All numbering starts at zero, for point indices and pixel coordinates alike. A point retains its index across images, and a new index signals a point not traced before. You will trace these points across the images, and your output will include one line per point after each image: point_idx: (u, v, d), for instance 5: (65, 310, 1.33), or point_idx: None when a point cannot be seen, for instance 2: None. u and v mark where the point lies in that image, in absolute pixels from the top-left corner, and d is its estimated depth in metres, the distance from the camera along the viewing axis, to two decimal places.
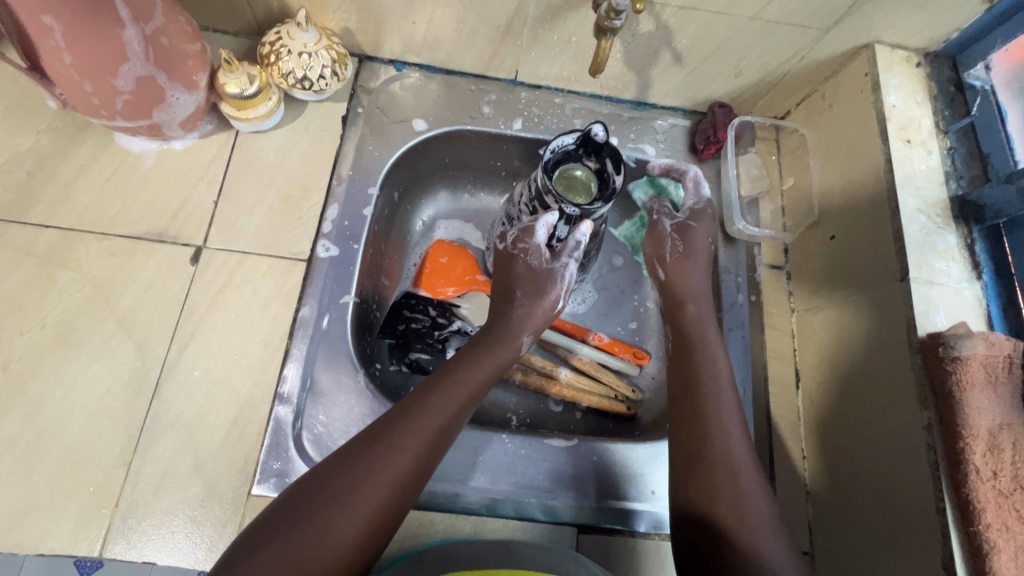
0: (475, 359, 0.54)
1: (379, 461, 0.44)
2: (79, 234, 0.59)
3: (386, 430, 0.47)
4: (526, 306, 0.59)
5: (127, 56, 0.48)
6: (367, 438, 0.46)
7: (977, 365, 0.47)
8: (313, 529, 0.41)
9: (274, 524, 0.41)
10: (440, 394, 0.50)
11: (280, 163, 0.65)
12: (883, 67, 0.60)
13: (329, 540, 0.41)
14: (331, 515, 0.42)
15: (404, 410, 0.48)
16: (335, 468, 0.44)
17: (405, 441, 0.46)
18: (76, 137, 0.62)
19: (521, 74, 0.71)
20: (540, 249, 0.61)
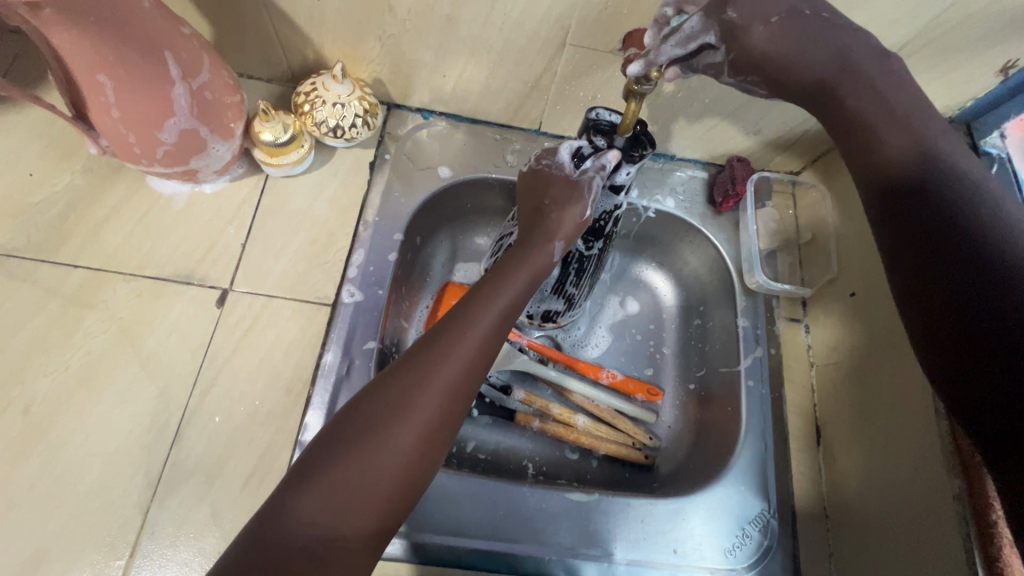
0: (509, 269, 0.48)
1: (420, 382, 0.41)
2: (108, 275, 0.59)
3: (427, 346, 0.43)
4: (560, 211, 0.50)
5: (173, 111, 0.52)
6: (408, 359, 0.42)
7: None
8: (372, 442, 0.39)
9: (328, 446, 0.39)
10: (481, 303, 0.45)
11: (308, 209, 0.66)
12: None
13: (384, 464, 0.39)
14: (381, 436, 0.39)
15: (444, 322, 0.44)
16: (379, 392, 0.41)
17: (449, 359, 0.42)
18: (110, 178, 0.63)
19: (545, 125, 0.73)
20: (564, 165, 0.52)
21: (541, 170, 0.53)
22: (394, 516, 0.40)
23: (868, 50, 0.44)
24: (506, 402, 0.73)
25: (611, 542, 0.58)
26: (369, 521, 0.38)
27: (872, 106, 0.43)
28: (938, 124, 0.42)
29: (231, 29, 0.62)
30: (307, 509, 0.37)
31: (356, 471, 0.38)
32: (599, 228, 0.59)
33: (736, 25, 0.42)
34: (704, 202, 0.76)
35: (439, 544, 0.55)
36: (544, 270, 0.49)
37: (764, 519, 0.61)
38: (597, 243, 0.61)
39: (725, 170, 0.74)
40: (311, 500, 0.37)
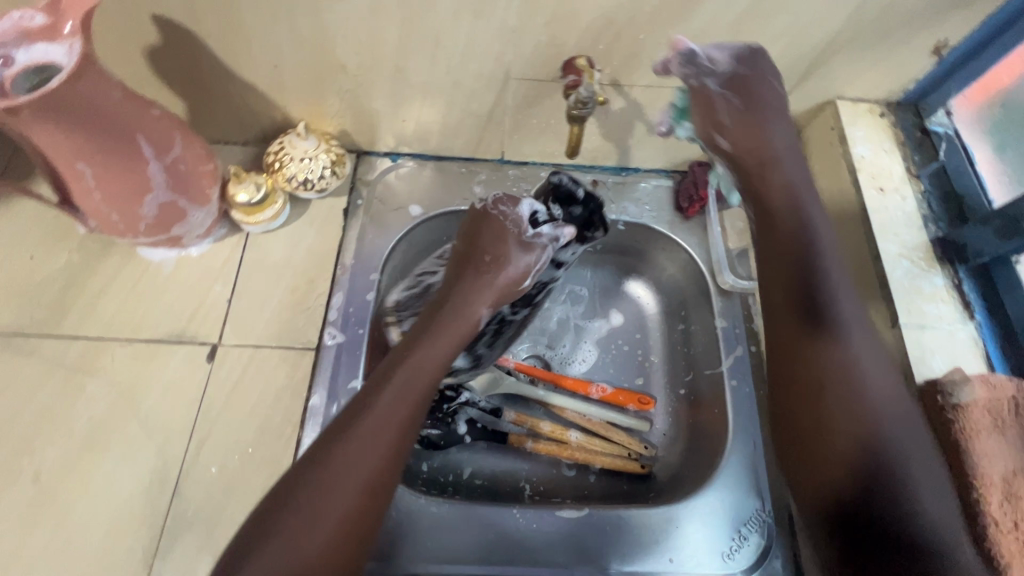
0: (432, 338, 0.51)
1: (342, 451, 0.44)
2: (106, 342, 0.63)
3: (349, 419, 0.46)
4: (482, 278, 0.54)
5: (150, 185, 0.56)
6: (332, 431, 0.46)
7: (979, 410, 0.47)
8: (302, 525, 0.42)
9: (264, 522, 0.42)
10: (402, 369, 0.49)
11: (288, 259, 0.70)
12: (847, 121, 0.63)
13: (316, 531, 0.42)
14: (311, 508, 0.42)
15: (364, 394, 0.47)
16: (308, 463, 0.44)
17: (369, 426, 0.45)
18: (105, 252, 0.68)
19: (507, 154, 0.76)
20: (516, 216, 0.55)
21: (491, 216, 0.56)
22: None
23: (790, 142, 0.54)
24: (498, 425, 0.74)
25: (605, 556, 0.58)
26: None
27: (785, 194, 0.52)
28: (806, 189, 0.53)
29: (203, 102, 0.67)
30: None
31: (289, 541, 0.41)
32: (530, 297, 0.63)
33: (734, 74, 0.53)
34: (671, 210, 0.77)
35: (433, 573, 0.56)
36: (469, 334, 0.53)
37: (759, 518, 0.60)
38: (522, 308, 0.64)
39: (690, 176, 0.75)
40: None
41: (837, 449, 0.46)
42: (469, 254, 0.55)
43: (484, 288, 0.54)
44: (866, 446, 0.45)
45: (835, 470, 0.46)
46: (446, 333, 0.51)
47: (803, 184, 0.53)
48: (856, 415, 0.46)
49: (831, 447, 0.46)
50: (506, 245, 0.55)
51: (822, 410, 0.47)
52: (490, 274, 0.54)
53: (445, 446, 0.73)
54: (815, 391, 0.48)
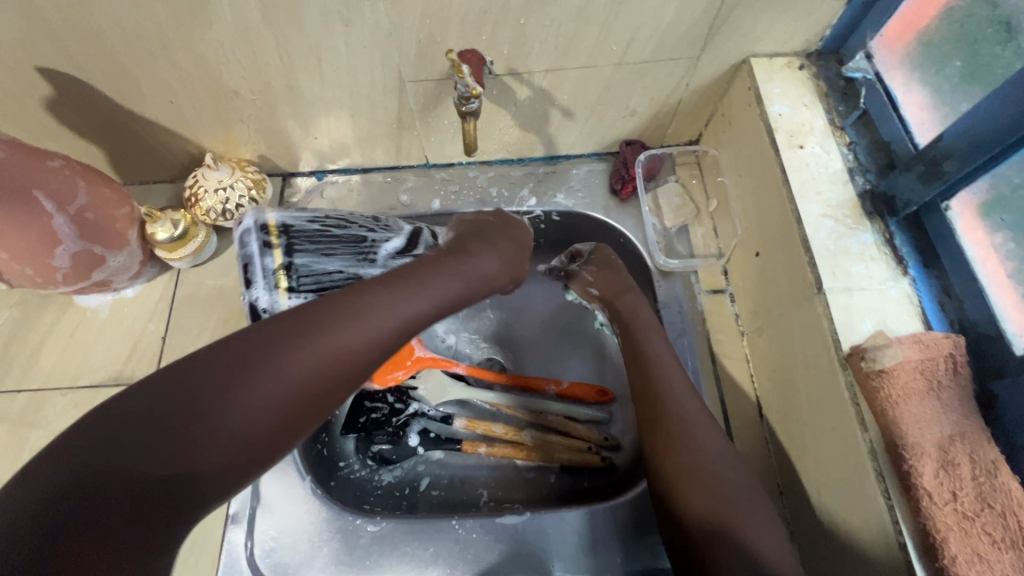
0: (435, 266, 0.49)
1: (271, 360, 0.38)
2: (48, 393, 0.64)
3: (291, 333, 0.40)
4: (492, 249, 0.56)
5: (60, 239, 0.56)
6: (270, 337, 0.39)
7: (906, 373, 0.43)
8: (246, 387, 0.37)
9: (156, 388, 0.35)
10: (361, 307, 0.43)
11: (219, 290, 0.70)
12: (762, 78, 0.59)
13: (236, 417, 0.36)
14: (242, 387, 0.36)
15: (312, 316, 0.41)
16: (231, 351, 0.38)
17: (312, 350, 0.39)
18: (42, 304, 0.69)
19: (430, 158, 0.75)
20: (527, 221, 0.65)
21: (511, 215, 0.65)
22: (182, 512, 0.34)
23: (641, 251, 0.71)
24: (450, 432, 0.72)
25: (549, 561, 0.56)
26: (166, 501, 0.33)
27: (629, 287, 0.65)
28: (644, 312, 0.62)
29: (118, 146, 0.68)
30: (142, 442, 0.33)
31: (160, 430, 0.33)
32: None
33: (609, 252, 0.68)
34: (604, 194, 0.74)
35: None
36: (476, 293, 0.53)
37: None
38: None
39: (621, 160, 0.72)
40: (153, 433, 0.33)
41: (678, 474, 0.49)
42: (466, 237, 0.57)
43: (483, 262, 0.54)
44: (698, 466, 0.48)
45: (694, 524, 0.46)
46: (416, 292, 0.46)
47: (660, 359, 0.57)
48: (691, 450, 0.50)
49: (713, 498, 0.47)
50: (501, 247, 0.57)
51: (664, 442, 0.51)
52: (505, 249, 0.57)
53: (397, 460, 0.71)
54: (662, 432, 0.51)
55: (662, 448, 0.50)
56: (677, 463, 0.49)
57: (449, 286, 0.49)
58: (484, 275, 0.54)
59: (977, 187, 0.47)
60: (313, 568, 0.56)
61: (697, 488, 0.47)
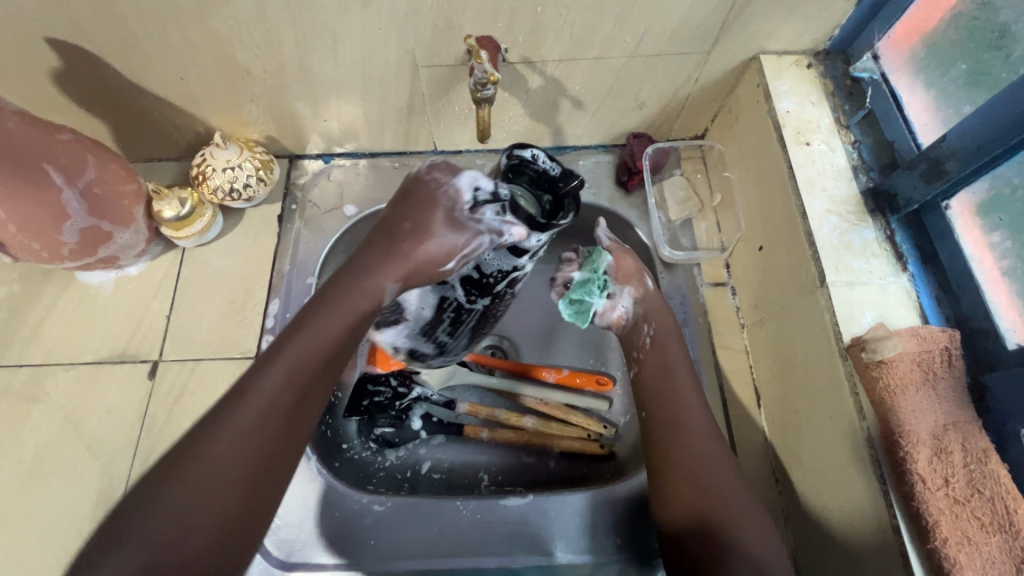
0: (357, 281, 0.47)
1: (187, 521, 0.35)
2: (50, 368, 0.64)
3: (185, 493, 0.36)
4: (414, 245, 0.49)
5: (68, 214, 0.56)
6: (164, 507, 0.35)
7: (904, 363, 0.45)
8: (207, 459, 0.37)
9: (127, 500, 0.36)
10: (239, 414, 0.38)
11: (224, 271, 0.70)
12: (772, 75, 0.60)
13: (210, 487, 0.36)
14: (203, 461, 0.37)
15: (194, 461, 0.37)
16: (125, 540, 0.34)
17: (222, 490, 0.37)
18: (43, 279, 0.68)
19: (439, 144, 0.75)
20: (457, 192, 0.49)
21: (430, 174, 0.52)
22: None
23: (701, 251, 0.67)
24: (453, 417, 0.74)
25: (549, 541, 0.57)
26: None
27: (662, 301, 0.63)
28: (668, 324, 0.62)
29: (123, 122, 0.67)
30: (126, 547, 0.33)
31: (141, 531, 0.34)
32: (484, 283, 0.58)
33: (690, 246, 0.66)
34: (610, 185, 0.75)
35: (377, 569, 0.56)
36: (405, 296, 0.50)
37: None
38: (481, 298, 0.60)
39: (628, 153, 0.72)
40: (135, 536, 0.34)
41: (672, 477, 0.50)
42: (390, 228, 0.50)
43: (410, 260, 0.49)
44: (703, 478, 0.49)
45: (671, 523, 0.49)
46: (287, 360, 0.41)
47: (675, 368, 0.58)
48: (689, 456, 0.51)
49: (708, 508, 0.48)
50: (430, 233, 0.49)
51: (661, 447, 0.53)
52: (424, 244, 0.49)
53: (400, 443, 0.72)
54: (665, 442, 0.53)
55: (661, 452, 0.52)
56: (675, 467, 0.51)
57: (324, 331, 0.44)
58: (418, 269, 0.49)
59: (976, 187, 0.48)
60: (317, 546, 0.57)
61: (687, 491, 0.49)
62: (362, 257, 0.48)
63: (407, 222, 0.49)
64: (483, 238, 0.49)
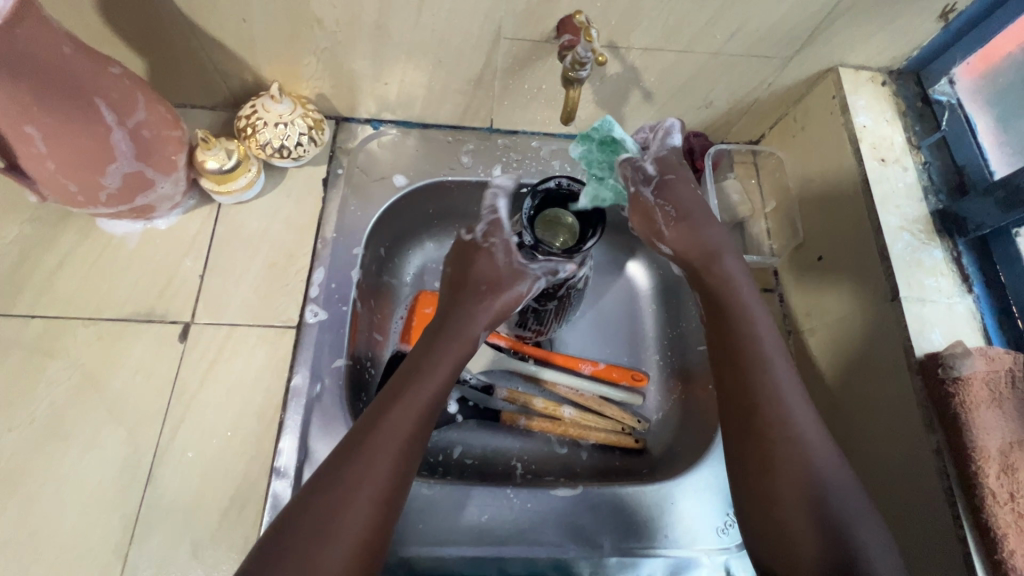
0: (452, 331, 0.53)
1: (321, 542, 0.40)
2: (67, 322, 0.59)
3: (311, 532, 0.40)
4: (483, 298, 0.55)
5: (115, 156, 0.51)
6: (303, 527, 0.41)
7: (978, 382, 0.46)
8: (336, 501, 0.42)
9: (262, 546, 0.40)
10: (369, 446, 0.44)
11: (264, 233, 0.65)
12: (849, 89, 0.61)
13: (335, 532, 0.41)
14: (336, 509, 0.41)
15: (332, 486, 0.42)
16: (275, 552, 0.40)
17: (350, 517, 0.41)
18: (60, 224, 0.62)
19: (496, 122, 0.72)
20: (508, 246, 0.57)
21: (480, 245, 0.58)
22: None
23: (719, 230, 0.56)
24: (489, 403, 0.73)
25: (601, 535, 0.57)
26: None
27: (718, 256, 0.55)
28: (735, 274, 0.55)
29: (165, 62, 0.62)
30: None
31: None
32: (553, 294, 0.62)
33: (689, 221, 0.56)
34: None
35: (425, 555, 0.54)
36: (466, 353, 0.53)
37: None
38: (550, 302, 0.64)
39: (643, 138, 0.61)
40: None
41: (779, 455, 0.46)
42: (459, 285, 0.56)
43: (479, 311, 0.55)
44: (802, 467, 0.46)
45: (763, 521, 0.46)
46: (403, 405, 0.47)
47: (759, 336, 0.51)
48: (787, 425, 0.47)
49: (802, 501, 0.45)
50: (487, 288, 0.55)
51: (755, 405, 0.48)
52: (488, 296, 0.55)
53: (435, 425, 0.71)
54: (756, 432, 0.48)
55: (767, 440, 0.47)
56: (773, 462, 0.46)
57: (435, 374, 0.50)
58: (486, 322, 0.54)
59: None
60: None
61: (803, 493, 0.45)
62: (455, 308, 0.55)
63: (490, 273, 0.56)
64: (540, 280, 0.55)
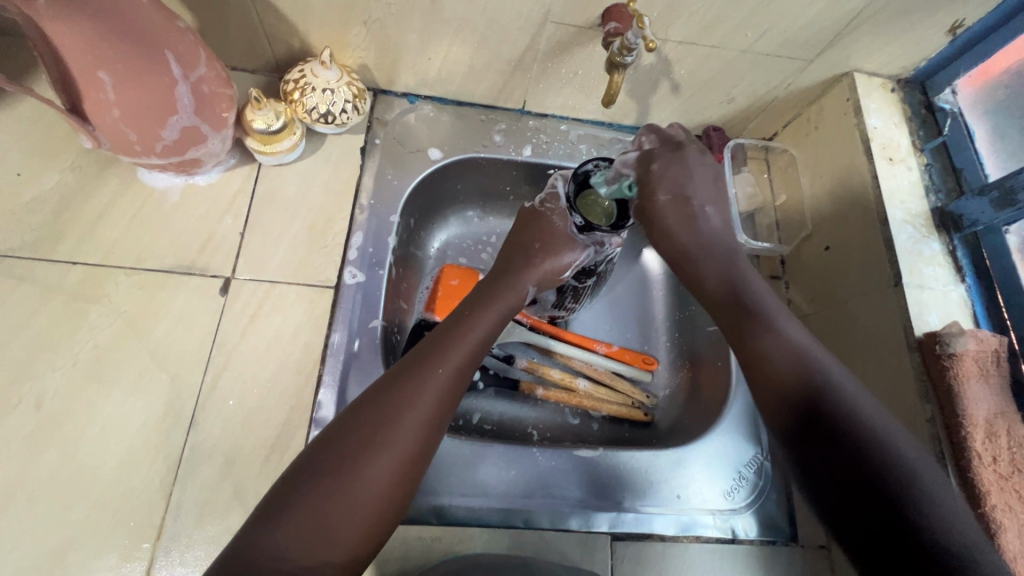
0: (506, 285, 0.60)
1: (376, 443, 0.44)
2: (109, 270, 0.60)
3: (371, 427, 0.45)
4: (533, 259, 0.62)
5: (176, 109, 0.53)
6: (359, 430, 0.45)
7: (969, 358, 0.51)
8: (393, 406, 0.46)
9: (327, 437, 0.45)
10: (422, 369, 0.49)
11: (303, 196, 0.67)
12: (862, 93, 0.67)
13: (391, 432, 0.45)
14: (394, 414, 0.46)
15: (387, 398, 0.47)
16: (334, 449, 0.44)
17: (402, 426, 0.46)
18: (101, 175, 0.63)
19: (528, 104, 0.76)
20: (564, 213, 0.62)
21: (541, 210, 0.65)
22: (380, 509, 0.43)
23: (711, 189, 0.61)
24: (509, 373, 0.76)
25: (621, 493, 0.61)
26: (354, 542, 0.42)
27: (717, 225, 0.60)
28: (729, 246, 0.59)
29: (215, 23, 0.63)
30: (328, 472, 0.43)
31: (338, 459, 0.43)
32: (592, 269, 0.65)
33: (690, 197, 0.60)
34: None
35: (457, 505, 0.58)
36: (515, 305, 0.60)
37: (758, 462, 0.65)
38: (588, 280, 0.68)
39: (633, 139, 0.63)
40: (332, 463, 0.43)
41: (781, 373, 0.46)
42: (517, 244, 0.64)
43: (532, 268, 0.62)
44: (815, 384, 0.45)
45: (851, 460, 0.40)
46: (459, 338, 0.53)
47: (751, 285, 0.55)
48: (797, 359, 0.47)
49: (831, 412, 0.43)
50: (542, 248, 0.63)
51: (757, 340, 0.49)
52: (539, 257, 0.62)
53: None
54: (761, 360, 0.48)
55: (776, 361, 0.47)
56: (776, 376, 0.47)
57: (483, 319, 0.55)
58: (536, 279, 0.62)
59: None
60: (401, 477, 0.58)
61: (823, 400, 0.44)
62: (514, 266, 0.62)
63: (546, 237, 0.63)
64: (588, 249, 0.61)
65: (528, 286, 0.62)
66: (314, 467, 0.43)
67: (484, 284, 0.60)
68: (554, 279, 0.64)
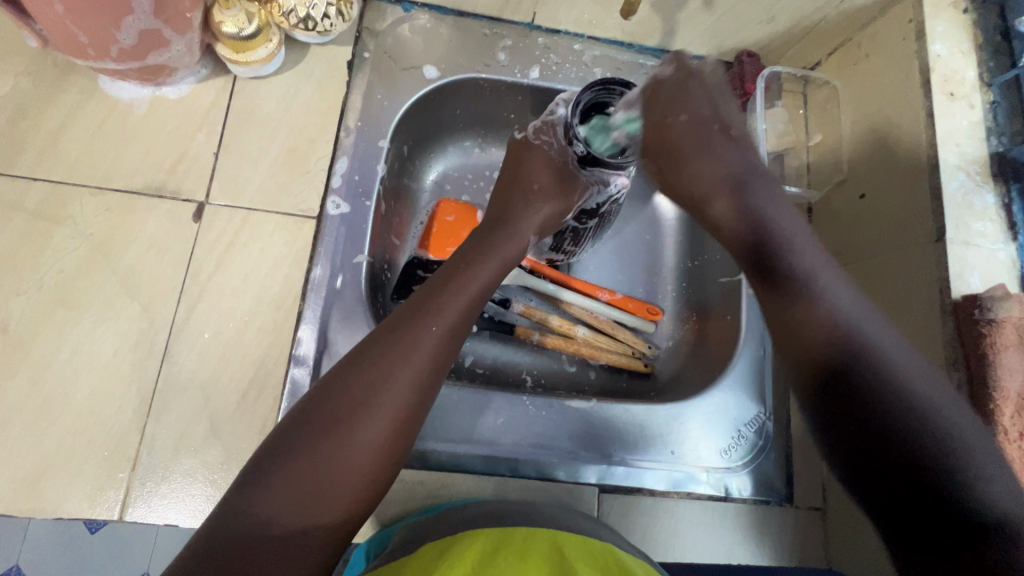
0: (507, 232, 0.54)
1: (368, 404, 0.42)
2: (72, 188, 0.55)
3: (363, 386, 0.42)
4: (534, 204, 0.56)
5: (131, 9, 0.46)
6: (348, 391, 0.42)
7: (1011, 325, 0.46)
8: (384, 363, 0.43)
9: (316, 394, 0.43)
10: (416, 325, 0.45)
11: (282, 114, 0.61)
12: (930, 12, 0.56)
13: (382, 391, 0.42)
14: (384, 372, 0.43)
15: (376, 356, 0.44)
16: (324, 407, 0.42)
17: (393, 384, 0.43)
18: (60, 81, 0.57)
19: (538, 17, 0.67)
20: (563, 148, 0.56)
21: (532, 145, 0.58)
22: (375, 468, 0.42)
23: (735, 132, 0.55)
24: (505, 317, 0.72)
25: (611, 446, 0.59)
26: (349, 500, 0.40)
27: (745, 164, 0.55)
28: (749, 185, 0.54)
29: None
30: (318, 431, 0.41)
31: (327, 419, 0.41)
32: (596, 210, 0.59)
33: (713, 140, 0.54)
34: None
35: (440, 451, 0.56)
36: (516, 255, 0.54)
37: (759, 421, 0.62)
38: (590, 221, 0.61)
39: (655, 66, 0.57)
40: (322, 422, 0.41)
41: (810, 337, 0.46)
42: (514, 182, 0.58)
43: (531, 216, 0.56)
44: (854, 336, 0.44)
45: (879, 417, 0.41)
46: (455, 289, 0.48)
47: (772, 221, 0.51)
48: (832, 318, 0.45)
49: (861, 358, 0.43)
50: (537, 190, 0.57)
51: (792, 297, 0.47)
52: (540, 202, 0.56)
53: None
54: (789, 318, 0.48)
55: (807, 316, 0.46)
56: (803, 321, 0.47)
57: (481, 272, 0.50)
58: (537, 224, 0.56)
59: None
60: None
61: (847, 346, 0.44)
62: (514, 210, 0.56)
63: (546, 176, 0.57)
64: (591, 189, 0.55)
65: (530, 235, 0.56)
66: (303, 425, 0.41)
67: (484, 230, 0.55)
68: (556, 223, 0.58)
